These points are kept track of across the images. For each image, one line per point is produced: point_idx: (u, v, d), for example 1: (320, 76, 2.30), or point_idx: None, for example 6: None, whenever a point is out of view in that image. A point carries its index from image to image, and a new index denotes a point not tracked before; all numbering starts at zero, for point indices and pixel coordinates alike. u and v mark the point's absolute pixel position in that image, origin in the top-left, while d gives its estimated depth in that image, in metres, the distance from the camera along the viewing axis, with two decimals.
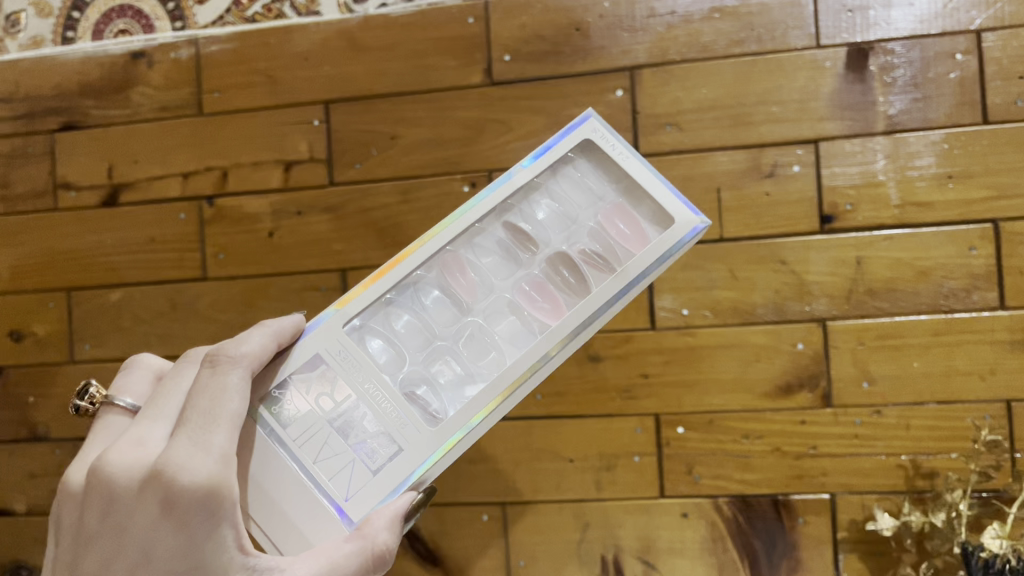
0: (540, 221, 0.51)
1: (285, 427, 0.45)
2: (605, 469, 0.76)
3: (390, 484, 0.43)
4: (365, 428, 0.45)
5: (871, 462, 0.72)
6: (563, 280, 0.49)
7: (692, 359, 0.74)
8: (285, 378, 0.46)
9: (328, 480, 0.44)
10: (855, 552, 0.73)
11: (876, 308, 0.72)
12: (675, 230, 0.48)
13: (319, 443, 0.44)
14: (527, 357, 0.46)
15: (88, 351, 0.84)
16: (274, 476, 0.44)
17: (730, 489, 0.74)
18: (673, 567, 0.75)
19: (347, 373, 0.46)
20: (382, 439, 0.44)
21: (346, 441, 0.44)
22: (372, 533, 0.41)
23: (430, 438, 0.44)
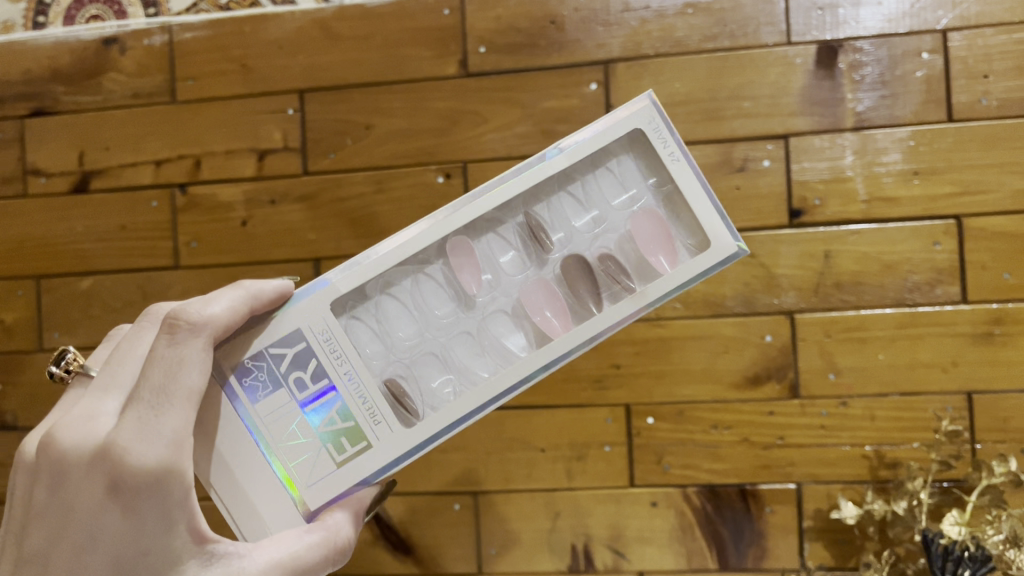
0: (562, 216, 0.50)
1: (250, 400, 0.46)
2: (576, 458, 0.76)
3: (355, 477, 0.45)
4: (335, 417, 0.46)
5: (835, 452, 0.73)
6: (571, 283, 0.49)
7: (662, 351, 0.75)
8: (260, 348, 0.46)
9: (292, 465, 0.45)
10: (821, 540, 0.74)
11: (842, 301, 0.73)
12: (710, 256, 0.47)
13: (287, 425, 0.46)
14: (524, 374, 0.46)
15: (58, 340, 0.83)
16: (234, 443, 0.45)
17: (698, 478, 0.75)
18: (642, 555, 0.76)
19: (331, 358, 0.46)
20: (354, 431, 0.46)
21: (315, 428, 0.46)
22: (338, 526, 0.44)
23: (402, 440, 0.46)
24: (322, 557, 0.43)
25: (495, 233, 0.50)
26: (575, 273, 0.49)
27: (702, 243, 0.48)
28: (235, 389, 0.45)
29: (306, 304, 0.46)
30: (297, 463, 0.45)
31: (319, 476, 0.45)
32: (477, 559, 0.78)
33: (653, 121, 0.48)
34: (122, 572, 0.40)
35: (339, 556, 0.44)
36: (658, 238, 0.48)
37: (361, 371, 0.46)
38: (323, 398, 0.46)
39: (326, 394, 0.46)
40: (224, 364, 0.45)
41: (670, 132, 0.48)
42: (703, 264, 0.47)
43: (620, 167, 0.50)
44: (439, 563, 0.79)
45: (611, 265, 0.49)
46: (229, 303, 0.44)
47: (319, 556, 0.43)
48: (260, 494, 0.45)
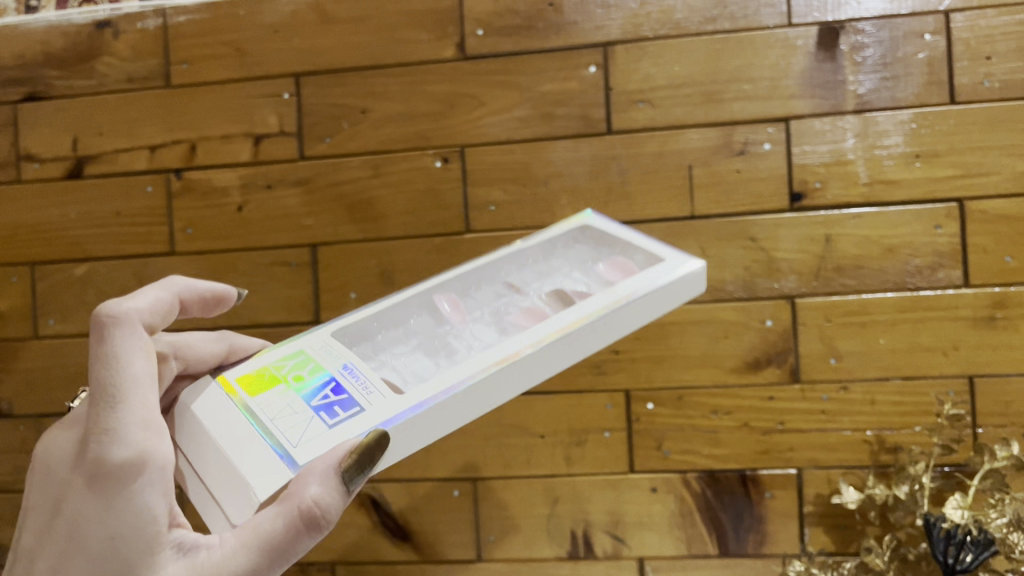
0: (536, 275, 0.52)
1: (247, 393, 0.44)
2: (575, 444, 0.76)
3: (344, 438, 0.40)
4: (326, 393, 0.42)
5: (836, 437, 0.73)
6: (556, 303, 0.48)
7: (662, 335, 0.75)
8: (263, 364, 0.46)
9: (278, 428, 0.41)
10: (821, 525, 0.73)
11: (842, 285, 0.73)
12: (670, 265, 0.49)
13: (280, 404, 0.42)
14: (515, 347, 0.44)
15: (52, 327, 0.83)
16: (225, 427, 0.42)
17: (698, 463, 0.75)
18: (641, 541, 0.76)
19: (326, 360, 0.45)
20: (346, 402, 0.42)
21: (308, 403, 0.42)
22: (302, 482, 0.38)
23: (396, 401, 0.41)
24: (289, 527, 0.38)
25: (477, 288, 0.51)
26: (559, 302, 0.48)
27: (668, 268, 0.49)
28: (232, 390, 0.44)
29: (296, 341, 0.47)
30: (287, 429, 0.40)
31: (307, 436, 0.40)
32: (477, 546, 0.78)
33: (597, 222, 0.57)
34: (97, 563, 0.39)
35: (316, 524, 0.38)
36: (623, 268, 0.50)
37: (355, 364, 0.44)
38: (318, 382, 0.43)
39: (320, 382, 0.43)
40: (226, 376, 0.46)
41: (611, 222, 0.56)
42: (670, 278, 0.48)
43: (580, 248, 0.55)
44: (437, 550, 0.78)
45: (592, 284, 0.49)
46: (152, 293, 0.43)
47: (286, 527, 0.38)
48: (246, 466, 0.39)
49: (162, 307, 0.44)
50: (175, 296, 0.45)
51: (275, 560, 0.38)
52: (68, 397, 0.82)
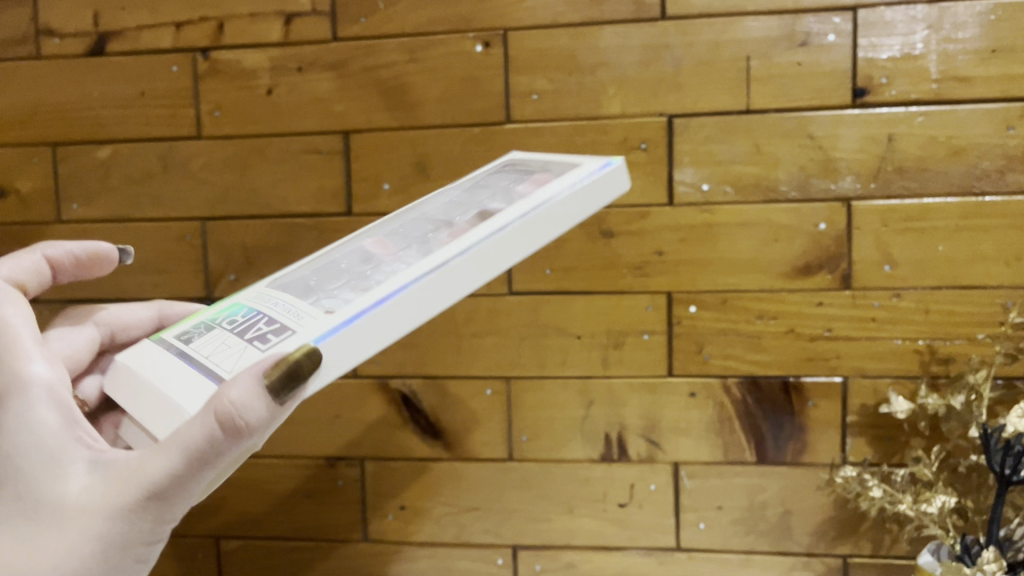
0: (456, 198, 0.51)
1: (187, 342, 0.44)
2: (613, 347, 0.74)
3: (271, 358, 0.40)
4: (261, 326, 0.43)
5: (885, 346, 0.70)
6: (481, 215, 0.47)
7: (708, 236, 0.72)
8: (201, 319, 0.47)
9: (221, 366, 0.41)
10: (864, 436, 0.71)
11: (903, 188, 0.69)
12: (593, 167, 0.47)
13: (221, 346, 0.43)
14: (442, 256, 0.42)
15: (76, 212, 0.80)
16: (162, 368, 0.43)
17: (739, 369, 0.72)
18: (677, 446, 0.74)
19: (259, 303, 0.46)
20: (280, 329, 0.42)
21: (240, 338, 0.43)
22: (222, 391, 0.36)
23: (322, 321, 0.41)
24: (209, 434, 0.36)
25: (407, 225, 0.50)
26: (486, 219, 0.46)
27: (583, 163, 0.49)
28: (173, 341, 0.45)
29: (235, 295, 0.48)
30: (213, 355, 0.42)
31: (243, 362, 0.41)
32: (509, 446, 0.77)
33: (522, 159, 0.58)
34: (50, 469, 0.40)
35: (234, 430, 0.36)
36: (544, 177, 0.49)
37: (288, 300, 0.44)
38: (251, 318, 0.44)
39: (254, 319, 0.44)
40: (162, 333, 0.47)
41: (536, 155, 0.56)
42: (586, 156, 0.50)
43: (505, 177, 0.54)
44: (467, 449, 0.77)
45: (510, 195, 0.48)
46: (15, 261, 0.49)
47: (202, 431, 0.36)
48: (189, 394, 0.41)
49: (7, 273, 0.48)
50: (39, 258, 0.50)
51: (195, 462, 0.37)
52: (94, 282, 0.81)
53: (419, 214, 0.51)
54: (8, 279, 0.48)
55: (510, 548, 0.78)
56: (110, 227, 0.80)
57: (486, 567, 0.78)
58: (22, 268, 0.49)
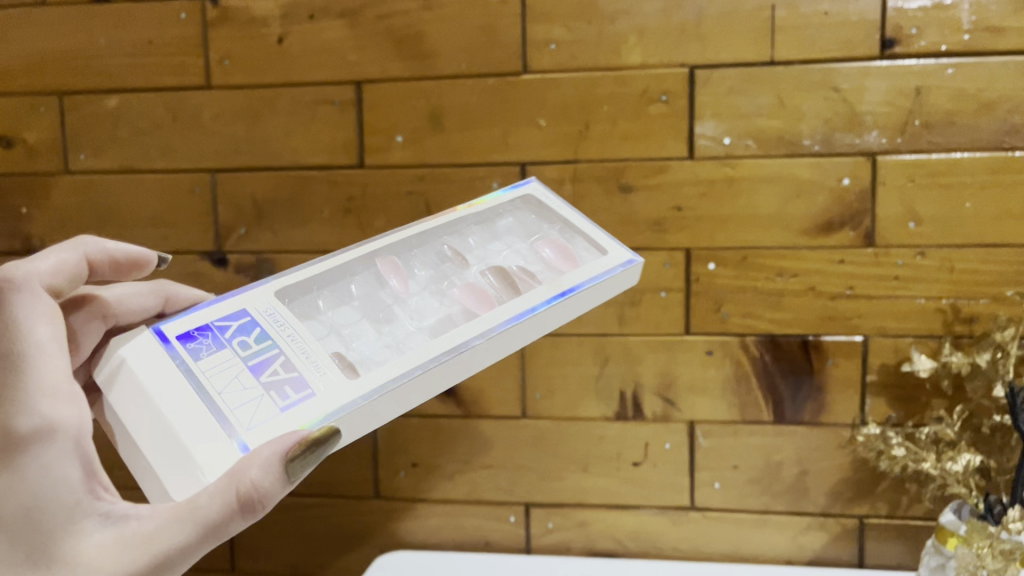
0: (468, 243, 0.54)
1: (197, 361, 0.43)
2: (629, 304, 0.73)
3: (295, 421, 0.41)
4: (277, 368, 0.43)
5: (908, 305, 0.69)
6: (495, 286, 0.50)
7: (729, 191, 0.70)
8: (206, 322, 0.45)
9: (232, 407, 0.41)
10: (883, 395, 0.70)
11: (930, 143, 0.67)
12: (608, 262, 0.52)
13: (231, 377, 0.42)
14: (466, 337, 0.45)
15: (84, 163, 0.79)
16: (167, 386, 0.41)
17: (758, 327, 0.71)
18: (693, 405, 0.73)
19: (271, 325, 0.45)
20: (297, 379, 0.42)
21: (256, 378, 0.42)
22: (244, 468, 0.37)
23: (344, 385, 0.42)
24: (225, 511, 0.37)
25: (418, 258, 0.53)
26: (501, 283, 0.50)
27: (601, 249, 0.53)
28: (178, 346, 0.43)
29: (243, 294, 0.47)
30: (227, 394, 0.41)
31: (261, 419, 0.40)
32: (522, 403, 0.76)
33: (546, 193, 0.58)
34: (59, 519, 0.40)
35: (253, 509, 0.38)
36: (560, 252, 0.53)
37: (302, 335, 0.45)
38: (264, 354, 0.44)
39: (267, 355, 0.44)
40: (162, 326, 0.45)
41: (555, 194, 0.58)
42: (604, 236, 0.54)
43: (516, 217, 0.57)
44: (480, 406, 0.77)
45: (523, 269, 0.51)
46: (67, 252, 0.48)
47: (221, 508, 0.37)
48: (201, 439, 0.39)
49: (58, 264, 0.47)
50: (83, 259, 0.49)
51: (206, 538, 0.38)
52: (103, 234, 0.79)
53: (431, 249, 0.53)
54: (54, 282, 0.47)
55: (522, 506, 0.77)
56: (119, 178, 0.78)
57: (498, 525, 0.78)
58: (72, 261, 0.48)
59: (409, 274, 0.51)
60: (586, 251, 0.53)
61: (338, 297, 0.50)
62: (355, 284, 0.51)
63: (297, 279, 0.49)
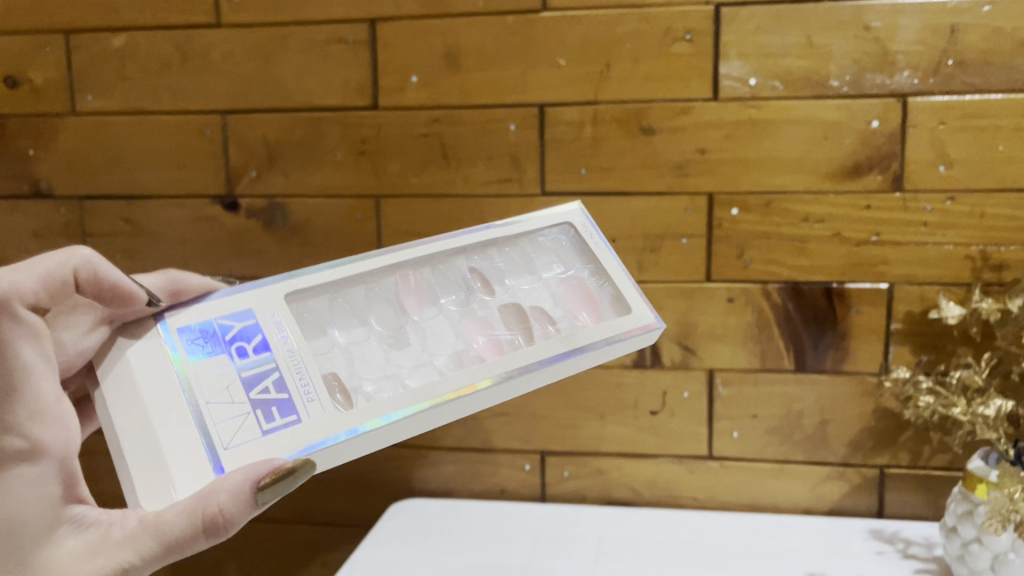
0: (498, 270, 0.55)
1: (190, 364, 0.44)
2: (649, 250, 0.71)
3: (275, 449, 0.42)
4: (269, 386, 0.44)
5: (935, 252, 0.67)
6: (508, 325, 0.52)
7: (754, 134, 0.68)
8: (210, 318, 0.46)
9: (216, 423, 0.42)
10: (907, 344, 0.69)
11: (964, 84, 0.65)
12: (628, 322, 0.52)
13: (222, 388, 0.43)
14: (464, 382, 0.47)
15: (91, 104, 0.77)
16: (159, 392, 0.42)
17: (781, 274, 0.70)
18: (713, 353, 0.72)
19: (273, 331, 0.46)
20: (285, 403, 0.43)
21: (248, 393, 0.43)
22: (212, 494, 0.39)
23: (331, 419, 0.43)
24: (190, 529, 0.39)
25: (444, 274, 0.54)
26: (511, 323, 0.52)
27: (626, 308, 0.53)
28: (177, 342, 0.44)
29: (255, 291, 0.48)
30: (214, 403, 0.43)
31: (240, 440, 0.42)
32: None
33: (582, 221, 0.57)
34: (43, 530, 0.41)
35: (218, 531, 0.39)
36: (586, 304, 0.53)
37: (302, 351, 0.46)
38: (260, 368, 0.44)
39: (264, 368, 0.45)
40: (168, 318, 0.46)
41: (595, 230, 0.56)
42: (633, 290, 0.53)
43: (555, 244, 0.57)
44: None
45: (541, 314, 0.52)
46: (58, 258, 0.45)
47: (187, 527, 0.39)
48: (181, 456, 0.41)
49: (41, 271, 0.44)
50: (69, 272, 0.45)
51: (169, 551, 0.40)
52: (112, 178, 0.78)
53: (460, 266, 0.55)
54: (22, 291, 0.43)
55: (538, 454, 0.77)
56: (127, 121, 0.77)
57: (513, 473, 0.77)
58: (57, 271, 0.45)
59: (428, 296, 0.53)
60: (609, 303, 0.54)
61: (356, 306, 0.52)
62: (374, 296, 0.53)
63: (312, 282, 0.50)
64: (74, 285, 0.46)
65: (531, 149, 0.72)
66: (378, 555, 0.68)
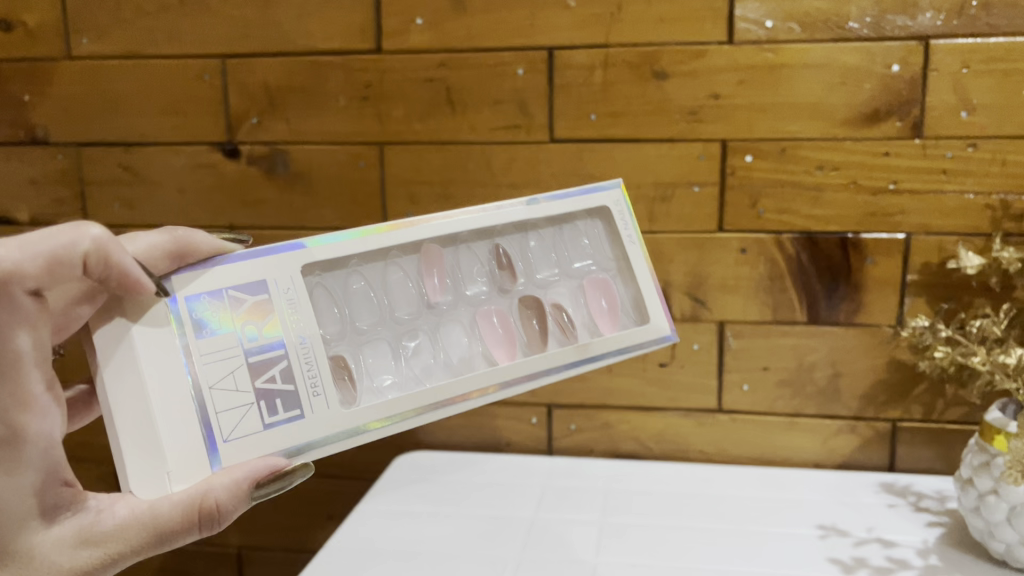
0: (524, 257, 0.58)
1: (195, 337, 0.43)
2: (660, 200, 0.70)
3: (281, 442, 0.44)
4: (276, 376, 0.45)
5: (954, 201, 0.66)
6: (524, 323, 0.55)
7: (770, 79, 0.66)
8: (223, 287, 0.45)
9: (218, 412, 0.43)
10: (923, 297, 0.67)
11: (989, 27, 0.63)
12: (640, 335, 0.55)
13: (226, 371, 0.44)
14: (474, 387, 0.50)
15: (86, 48, 0.75)
16: (162, 371, 0.42)
17: (795, 224, 0.68)
18: (724, 305, 0.71)
19: (287, 312, 0.46)
20: (291, 396, 0.45)
21: (253, 381, 0.44)
22: (211, 487, 0.40)
23: (343, 416, 0.46)
24: (187, 523, 0.40)
25: (467, 254, 0.56)
26: (524, 320, 0.55)
27: (645, 319, 0.56)
28: (184, 317, 0.43)
29: (276, 255, 0.47)
30: (216, 388, 0.43)
31: (241, 432, 0.43)
32: None
33: (619, 205, 0.57)
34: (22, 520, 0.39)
35: (211, 524, 0.40)
36: (606, 310, 0.56)
37: (313, 340, 0.46)
38: (266, 353, 0.45)
39: (272, 353, 0.45)
40: (174, 292, 0.44)
41: (631, 218, 0.57)
42: (654, 296, 0.56)
43: (585, 234, 0.59)
44: None
45: (561, 315, 0.55)
46: (67, 236, 0.39)
47: (181, 520, 0.40)
48: (178, 444, 0.42)
49: (45, 253, 0.39)
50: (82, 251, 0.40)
51: (158, 544, 0.40)
52: (110, 125, 0.76)
53: (485, 245, 0.57)
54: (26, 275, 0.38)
55: (545, 407, 0.76)
56: (124, 65, 0.75)
57: (520, 426, 0.76)
58: (64, 254, 0.39)
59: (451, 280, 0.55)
60: (628, 309, 0.57)
61: (377, 282, 0.54)
62: (397, 273, 0.54)
63: (329, 253, 0.49)
64: (79, 269, 0.40)
65: (540, 95, 0.70)
66: (383, 506, 0.67)
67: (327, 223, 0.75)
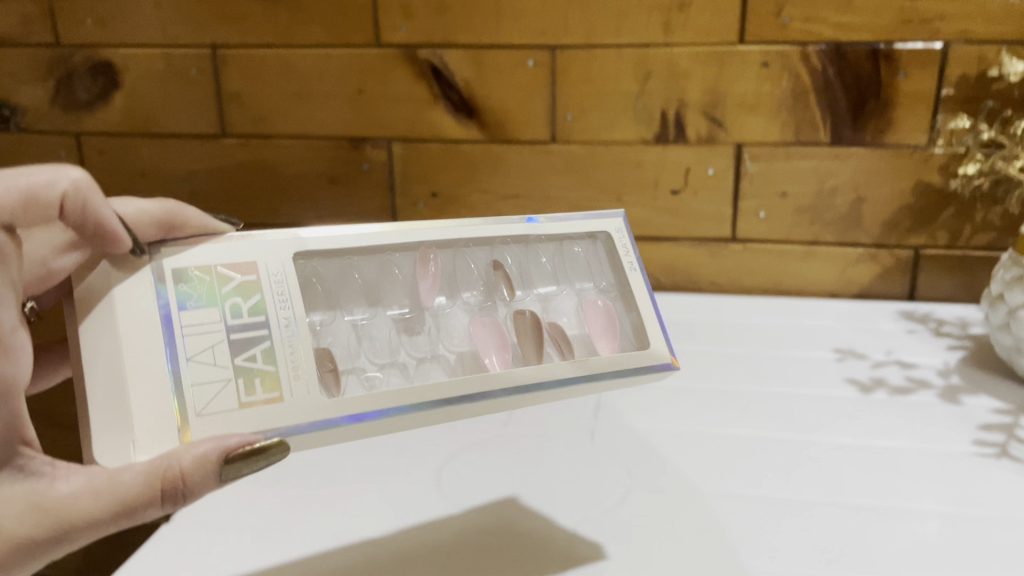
0: (523, 273, 0.45)
1: (177, 294, 0.33)
2: (677, 9, 0.64)
3: (254, 424, 0.31)
4: (255, 355, 0.33)
5: (999, 6, 0.60)
6: (519, 325, 0.41)
7: None
8: (211, 261, 0.34)
9: (192, 385, 0.31)
10: (956, 113, 0.63)
11: None
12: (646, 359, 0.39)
13: (208, 342, 0.32)
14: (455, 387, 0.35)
15: None
16: (139, 328, 0.31)
17: (822, 34, 0.63)
18: (743, 126, 0.66)
19: (274, 295, 0.34)
20: (269, 377, 0.32)
21: (235, 356, 0.32)
22: (178, 452, 0.29)
23: (309, 406, 0.32)
24: (146, 494, 0.29)
25: (461, 263, 0.43)
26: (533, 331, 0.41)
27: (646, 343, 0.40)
28: (168, 277, 0.33)
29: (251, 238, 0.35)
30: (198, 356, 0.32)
31: (216, 407, 0.31)
32: (552, 127, 0.69)
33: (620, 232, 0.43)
34: None
35: (176, 500, 0.29)
36: (608, 331, 0.41)
37: (298, 322, 0.34)
38: (253, 332, 0.33)
39: (255, 332, 0.33)
40: (163, 255, 0.33)
41: (634, 244, 0.43)
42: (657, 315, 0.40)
43: (583, 256, 0.45)
44: (506, 127, 0.69)
45: (558, 333, 0.41)
46: (45, 174, 0.33)
47: (141, 491, 0.29)
48: (155, 417, 0.30)
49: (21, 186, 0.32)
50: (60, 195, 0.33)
51: (115, 518, 0.30)
52: None
53: (483, 253, 0.44)
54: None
55: None
56: None
57: None
58: (42, 192, 0.33)
59: (445, 284, 0.43)
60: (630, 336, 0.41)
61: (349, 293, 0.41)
62: (385, 272, 0.42)
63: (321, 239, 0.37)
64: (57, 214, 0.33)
65: None
66: None
67: (316, 40, 0.70)
